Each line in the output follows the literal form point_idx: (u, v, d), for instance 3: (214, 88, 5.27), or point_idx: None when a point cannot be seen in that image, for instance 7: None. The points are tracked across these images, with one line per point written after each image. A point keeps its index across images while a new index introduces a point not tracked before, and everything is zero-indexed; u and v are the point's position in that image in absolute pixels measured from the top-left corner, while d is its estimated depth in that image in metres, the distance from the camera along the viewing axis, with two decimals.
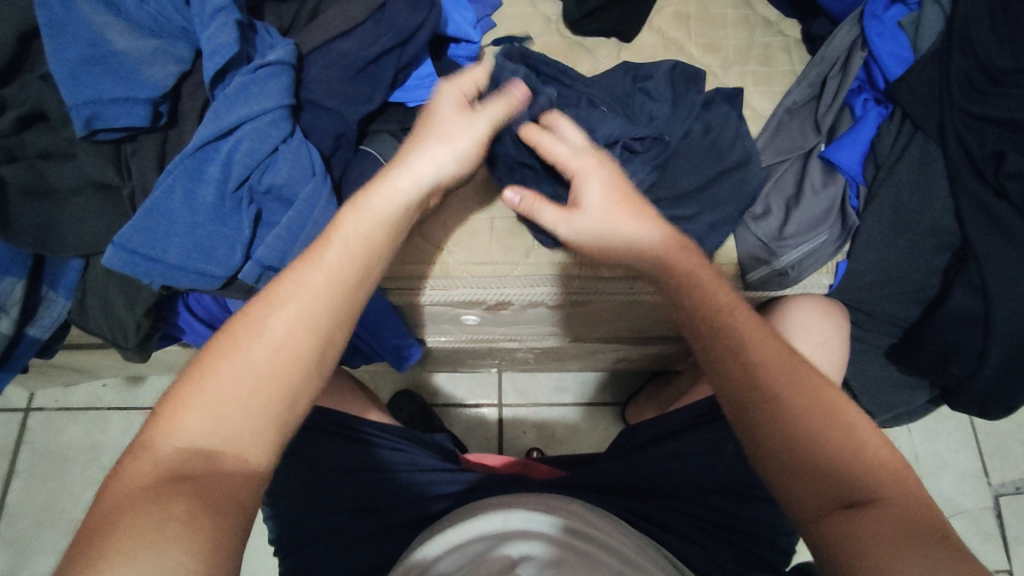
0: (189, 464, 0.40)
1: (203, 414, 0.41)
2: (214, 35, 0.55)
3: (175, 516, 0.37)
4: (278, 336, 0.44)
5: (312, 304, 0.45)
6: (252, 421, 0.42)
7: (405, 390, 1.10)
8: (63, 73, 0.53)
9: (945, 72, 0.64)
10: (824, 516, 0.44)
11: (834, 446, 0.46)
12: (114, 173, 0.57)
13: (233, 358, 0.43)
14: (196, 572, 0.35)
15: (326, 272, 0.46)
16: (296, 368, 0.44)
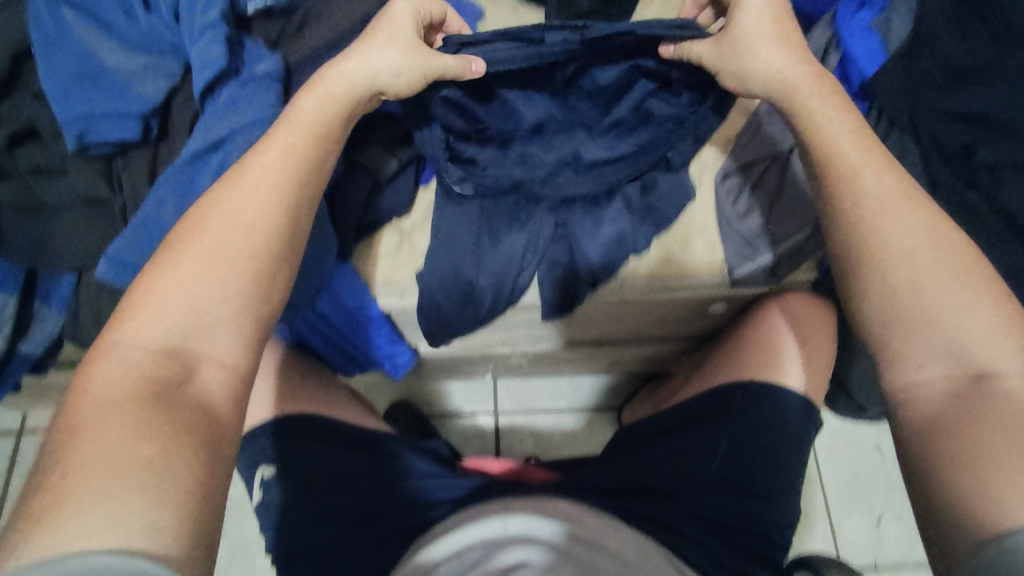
0: (157, 369, 0.40)
1: (160, 318, 0.42)
2: (203, 49, 0.56)
3: (143, 453, 0.36)
4: (237, 222, 0.46)
5: (261, 194, 0.47)
6: (214, 319, 0.43)
7: (401, 401, 1.10)
8: (56, 90, 0.54)
9: (917, 68, 0.66)
10: (922, 386, 0.44)
11: (963, 315, 0.44)
12: (106, 187, 0.58)
13: (189, 255, 0.44)
14: (161, 508, 0.35)
15: (260, 182, 0.48)
16: (257, 262, 0.45)
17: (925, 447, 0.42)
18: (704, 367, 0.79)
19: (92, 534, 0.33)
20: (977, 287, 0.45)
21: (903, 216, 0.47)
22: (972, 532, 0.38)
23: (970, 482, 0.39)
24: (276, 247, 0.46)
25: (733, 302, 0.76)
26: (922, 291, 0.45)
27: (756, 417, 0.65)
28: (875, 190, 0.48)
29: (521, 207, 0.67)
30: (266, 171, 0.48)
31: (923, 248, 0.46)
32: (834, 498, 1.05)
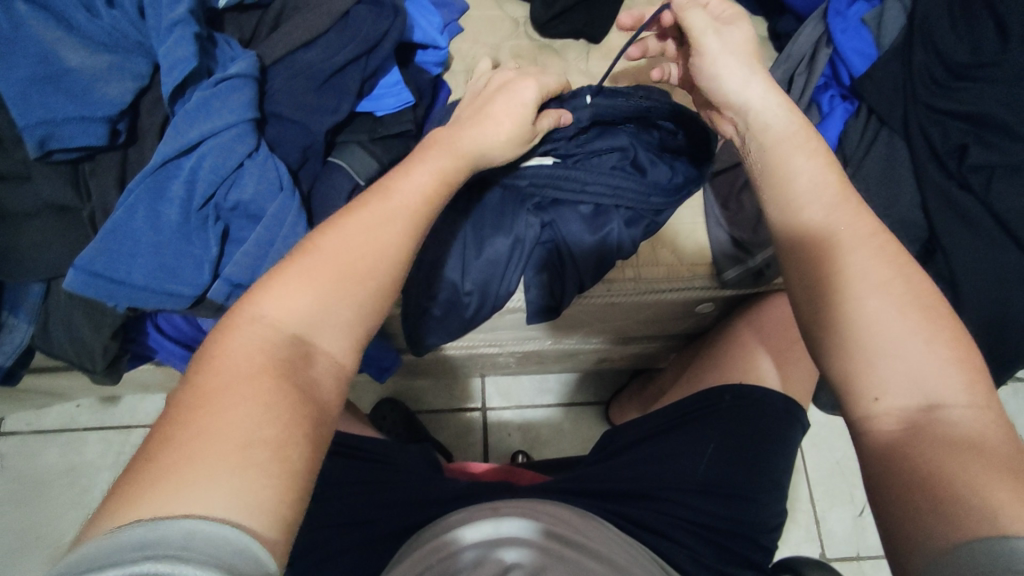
0: (283, 350, 0.37)
1: (301, 294, 0.39)
2: (171, 49, 0.53)
3: (265, 433, 0.33)
4: (377, 223, 0.42)
5: (411, 202, 0.45)
6: (341, 315, 0.40)
7: (387, 398, 1.09)
8: (13, 93, 0.51)
9: (908, 68, 0.65)
10: (878, 419, 0.40)
11: (923, 346, 0.40)
12: (73, 194, 0.56)
13: (341, 237, 0.41)
14: (276, 498, 0.32)
15: (418, 189, 0.46)
16: (391, 266, 0.42)
17: (884, 475, 0.39)
18: (693, 367, 0.78)
19: (203, 506, 0.30)
20: (936, 316, 0.41)
21: (857, 226, 0.45)
22: (933, 545, 0.35)
23: (938, 499, 0.36)
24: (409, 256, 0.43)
25: (720, 302, 0.75)
26: (881, 318, 0.42)
27: (745, 418, 0.65)
28: (834, 203, 0.46)
29: (505, 207, 0.65)
30: (423, 189, 0.46)
31: (874, 274, 0.43)
32: (818, 489, 1.06)
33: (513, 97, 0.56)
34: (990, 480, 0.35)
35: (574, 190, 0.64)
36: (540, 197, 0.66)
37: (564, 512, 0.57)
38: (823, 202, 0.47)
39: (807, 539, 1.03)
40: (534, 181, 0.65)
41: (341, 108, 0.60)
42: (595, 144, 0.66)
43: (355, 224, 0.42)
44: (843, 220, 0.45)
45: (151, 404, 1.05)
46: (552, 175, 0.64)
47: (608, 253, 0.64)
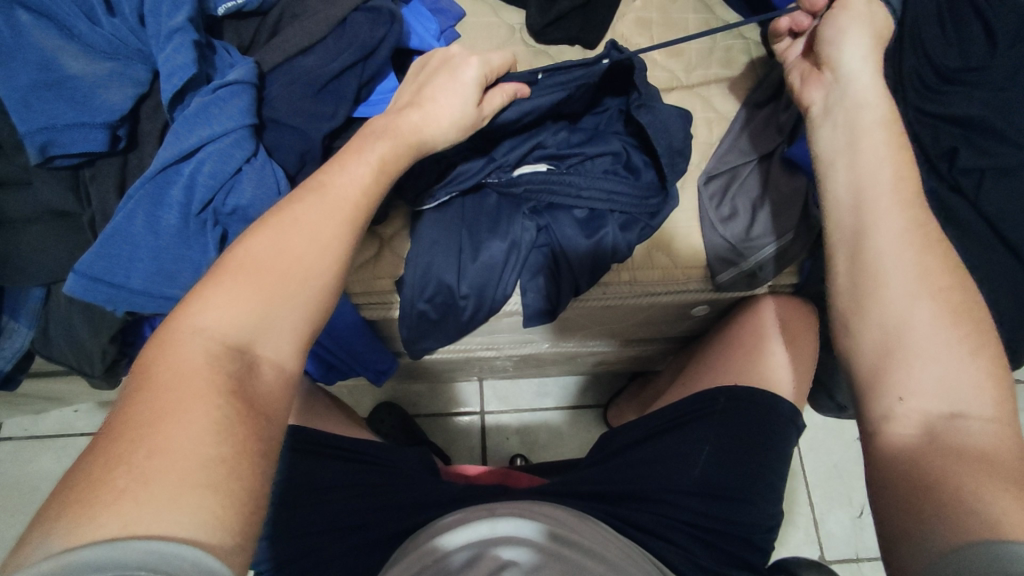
0: (227, 364, 0.39)
1: (240, 308, 0.41)
2: (171, 56, 0.54)
3: (215, 448, 0.36)
4: (312, 228, 0.45)
5: (344, 211, 0.47)
6: (281, 324, 0.42)
7: (386, 402, 1.09)
8: (15, 100, 0.52)
9: (899, 72, 0.66)
10: (899, 419, 0.45)
11: (957, 359, 0.45)
12: (73, 200, 0.56)
13: (275, 243, 0.44)
14: (229, 510, 0.35)
15: (350, 189, 0.48)
16: (324, 272, 0.45)
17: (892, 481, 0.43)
18: (688, 369, 0.79)
19: (160, 523, 0.32)
20: (976, 333, 0.45)
21: (900, 237, 0.49)
22: (928, 544, 0.39)
23: (941, 500, 0.39)
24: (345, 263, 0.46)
25: (717, 304, 0.75)
26: (921, 324, 0.46)
27: (737, 420, 0.65)
28: (883, 210, 0.50)
29: (500, 212, 0.66)
30: (358, 197, 0.48)
31: (927, 282, 0.47)
32: (817, 491, 1.06)
33: (455, 76, 0.57)
34: (989, 489, 0.39)
35: (568, 195, 0.65)
36: (534, 201, 0.66)
37: (558, 512, 0.58)
38: (881, 206, 0.50)
39: (806, 542, 1.03)
40: (528, 189, 0.66)
41: (337, 113, 0.61)
42: (587, 151, 0.67)
43: (292, 236, 0.44)
44: (891, 224, 0.49)
45: None
46: (547, 178, 0.65)
47: (605, 256, 0.64)
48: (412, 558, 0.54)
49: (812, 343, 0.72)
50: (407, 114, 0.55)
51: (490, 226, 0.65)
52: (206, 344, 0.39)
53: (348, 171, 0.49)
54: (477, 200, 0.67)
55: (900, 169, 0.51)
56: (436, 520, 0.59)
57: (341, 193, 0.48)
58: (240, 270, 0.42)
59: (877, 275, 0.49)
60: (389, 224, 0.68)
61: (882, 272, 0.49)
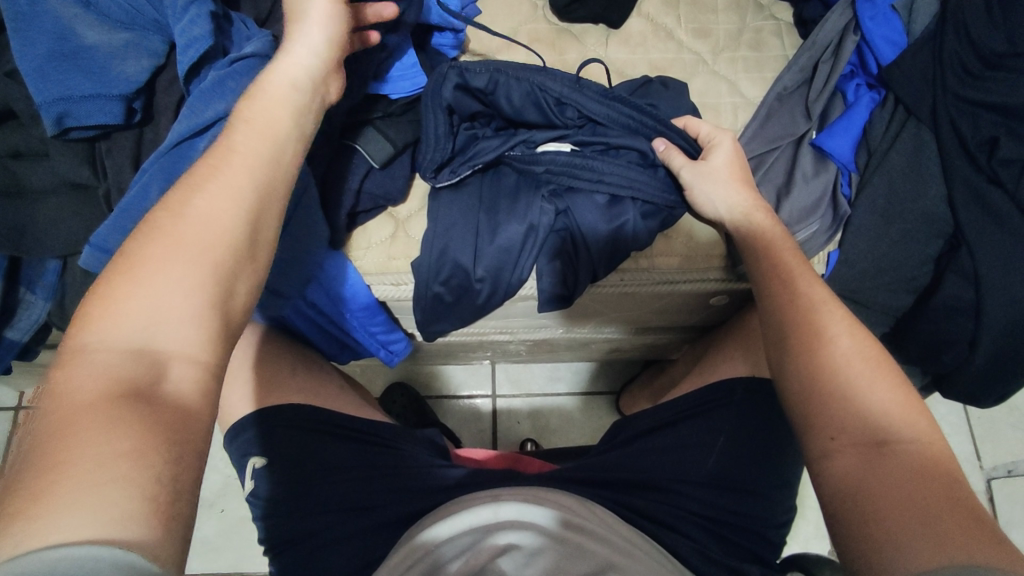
0: (122, 369, 0.35)
1: (130, 311, 0.36)
2: (187, 27, 0.53)
3: (120, 449, 0.31)
4: (208, 214, 0.40)
5: (238, 185, 0.42)
6: (182, 317, 0.37)
7: (398, 383, 1.09)
8: (31, 70, 0.52)
9: (938, 57, 0.63)
10: (835, 456, 0.44)
11: (869, 390, 0.45)
12: (89, 172, 0.56)
13: (167, 239, 0.39)
14: (148, 505, 0.31)
15: (241, 163, 0.43)
16: (220, 253, 0.40)
17: (846, 508, 0.41)
18: (705, 359, 0.77)
19: (66, 533, 0.28)
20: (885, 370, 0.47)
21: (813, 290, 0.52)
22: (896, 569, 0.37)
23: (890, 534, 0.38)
24: (246, 239, 0.41)
25: (736, 295, 0.74)
26: (834, 364, 0.47)
27: (753, 412, 0.64)
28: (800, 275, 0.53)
29: (519, 193, 0.64)
30: (252, 168, 0.43)
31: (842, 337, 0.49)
32: None
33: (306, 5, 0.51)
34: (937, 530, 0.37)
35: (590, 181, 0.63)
36: (554, 183, 0.64)
37: (565, 496, 0.57)
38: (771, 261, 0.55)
39: (816, 536, 1.02)
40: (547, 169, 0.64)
41: None
42: (608, 136, 0.65)
43: (178, 225, 0.39)
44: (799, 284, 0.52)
45: None
46: (567, 159, 0.64)
47: (624, 243, 0.63)
48: (419, 541, 0.54)
49: None
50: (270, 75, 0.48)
51: (504, 210, 0.64)
52: (86, 359, 0.34)
53: (235, 143, 0.44)
54: (495, 184, 0.66)
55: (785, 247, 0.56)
56: (450, 500, 0.59)
57: (231, 169, 0.43)
58: (121, 274, 0.37)
59: (794, 315, 0.51)
60: (404, 204, 0.67)
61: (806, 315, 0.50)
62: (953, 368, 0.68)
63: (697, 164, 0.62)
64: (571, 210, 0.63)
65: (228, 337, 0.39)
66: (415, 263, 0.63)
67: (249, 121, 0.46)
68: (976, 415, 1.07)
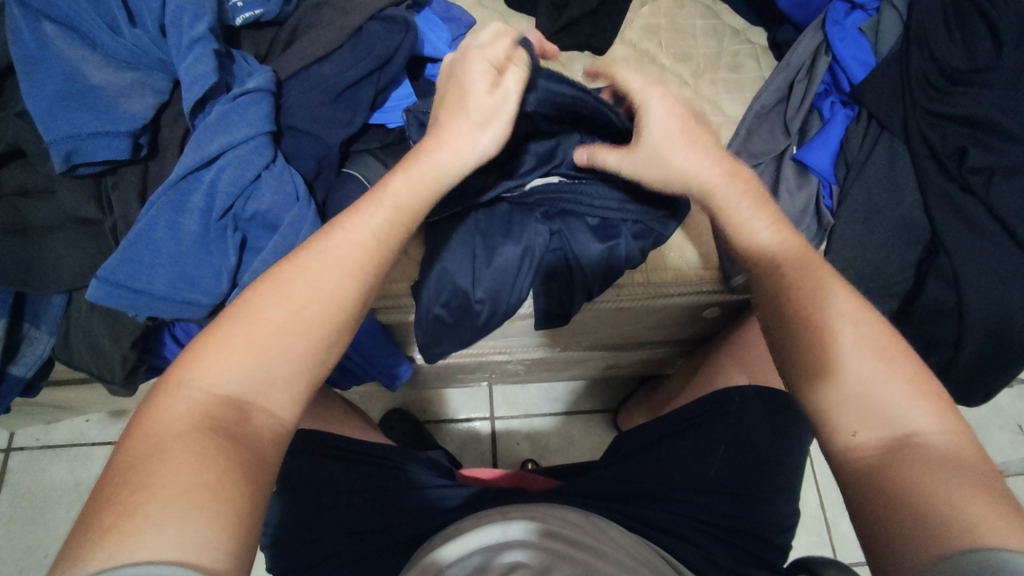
0: (219, 408, 0.38)
1: (233, 355, 0.40)
2: (192, 65, 0.55)
3: (205, 479, 0.35)
4: (318, 280, 0.43)
5: (349, 255, 0.45)
6: (275, 370, 0.41)
7: (397, 409, 1.10)
8: (40, 110, 0.53)
9: (906, 74, 0.67)
10: (858, 448, 0.44)
11: (891, 385, 0.45)
12: (96, 207, 0.57)
13: (277, 297, 0.42)
14: (219, 536, 0.34)
15: (358, 242, 0.46)
16: (322, 322, 0.43)
17: (866, 501, 0.42)
18: (702, 370, 0.79)
19: (150, 552, 0.31)
20: (898, 360, 0.46)
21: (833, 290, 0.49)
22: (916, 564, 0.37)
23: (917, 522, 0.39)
24: (353, 308, 0.45)
25: (728, 306, 0.76)
26: (843, 362, 0.46)
27: (752, 420, 0.65)
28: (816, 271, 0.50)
29: (514, 217, 0.66)
30: (363, 240, 0.46)
31: (857, 329, 0.47)
32: (828, 494, 1.06)
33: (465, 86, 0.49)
34: (966, 510, 0.38)
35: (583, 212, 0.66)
36: (548, 206, 0.66)
37: (570, 513, 0.58)
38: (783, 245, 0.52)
39: (818, 543, 1.03)
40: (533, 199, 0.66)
41: (354, 120, 0.62)
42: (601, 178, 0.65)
43: (291, 286, 0.43)
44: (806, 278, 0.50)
45: None
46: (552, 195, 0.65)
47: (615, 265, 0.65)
48: (421, 565, 0.54)
49: None
50: (418, 150, 0.50)
51: (499, 234, 0.65)
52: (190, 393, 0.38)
53: (358, 216, 0.47)
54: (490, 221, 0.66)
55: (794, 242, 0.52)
56: (450, 525, 0.60)
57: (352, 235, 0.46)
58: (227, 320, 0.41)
59: (800, 305, 0.49)
60: None
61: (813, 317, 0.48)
62: (940, 369, 0.70)
63: (630, 151, 0.55)
64: (563, 240, 0.65)
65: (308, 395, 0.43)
66: (416, 287, 0.65)
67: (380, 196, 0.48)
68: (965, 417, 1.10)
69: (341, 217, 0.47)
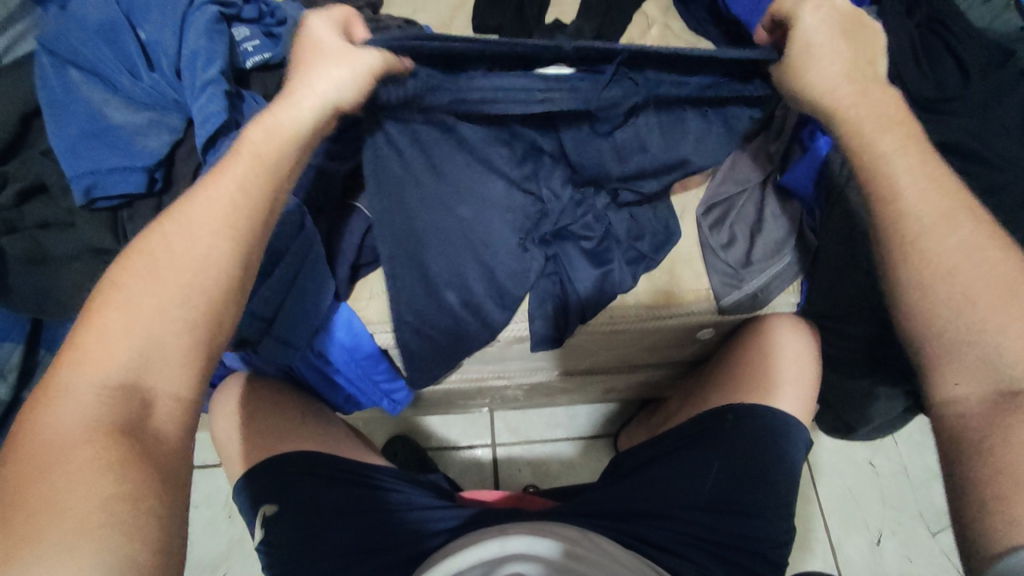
0: (112, 405, 0.41)
1: (113, 345, 0.42)
2: (204, 105, 0.59)
3: (112, 490, 0.38)
4: (191, 252, 0.46)
5: (215, 223, 0.47)
6: (141, 363, 0.43)
7: (399, 436, 1.11)
8: (64, 148, 0.57)
9: None
10: (958, 401, 0.49)
11: (1011, 328, 0.48)
12: (111, 237, 0.60)
13: (152, 275, 0.45)
14: (131, 539, 0.37)
15: (229, 206, 0.48)
16: (204, 292, 0.45)
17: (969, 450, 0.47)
18: (702, 395, 0.80)
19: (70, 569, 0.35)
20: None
21: (953, 231, 0.51)
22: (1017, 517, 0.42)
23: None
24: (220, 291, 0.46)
25: (723, 329, 0.79)
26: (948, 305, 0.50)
27: (744, 437, 0.66)
28: (934, 208, 0.52)
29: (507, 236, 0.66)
30: (232, 208, 0.48)
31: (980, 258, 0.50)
32: (833, 518, 1.06)
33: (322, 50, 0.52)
34: None
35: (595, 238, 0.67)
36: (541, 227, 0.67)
37: (567, 529, 0.59)
38: (913, 182, 0.52)
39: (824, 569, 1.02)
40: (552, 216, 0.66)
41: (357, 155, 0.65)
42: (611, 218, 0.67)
43: (163, 265, 0.45)
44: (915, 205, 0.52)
45: None
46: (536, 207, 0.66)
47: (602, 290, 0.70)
48: None
49: (813, 363, 0.75)
50: (280, 103, 0.51)
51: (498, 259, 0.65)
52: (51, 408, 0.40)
53: (228, 178, 0.49)
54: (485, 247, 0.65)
55: (922, 179, 0.52)
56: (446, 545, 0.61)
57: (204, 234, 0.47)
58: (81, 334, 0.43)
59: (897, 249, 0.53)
60: None
61: (919, 270, 0.51)
62: None
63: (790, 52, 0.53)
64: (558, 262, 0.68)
65: (208, 369, 0.46)
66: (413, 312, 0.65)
67: (247, 153, 0.50)
68: None
69: (206, 179, 0.49)
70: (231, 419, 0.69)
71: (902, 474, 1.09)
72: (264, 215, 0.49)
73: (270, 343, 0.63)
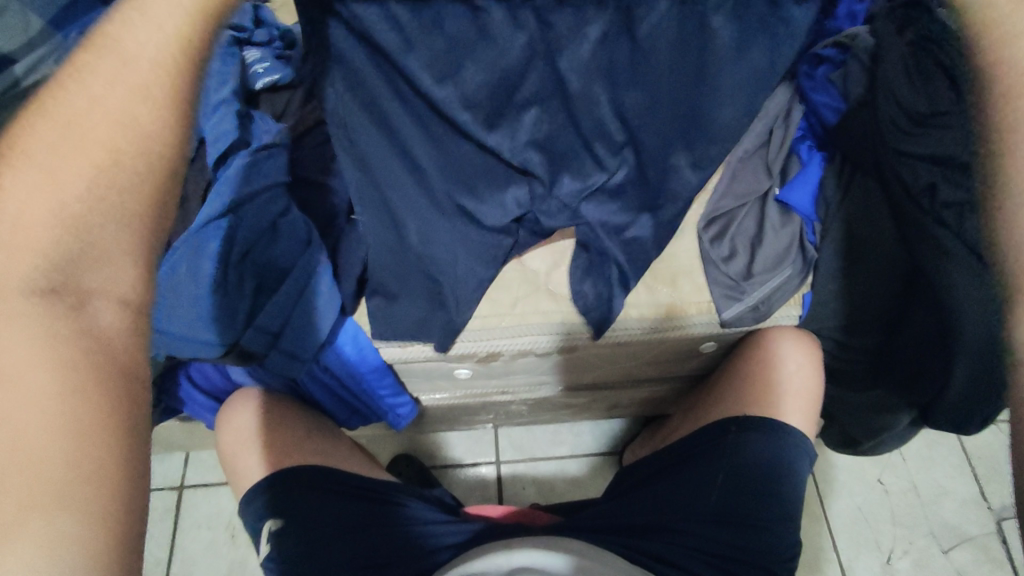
0: (28, 332, 0.33)
1: (11, 241, 0.33)
2: (217, 124, 0.62)
3: (61, 454, 0.32)
4: (98, 119, 0.34)
5: (126, 82, 0.35)
6: (67, 266, 0.34)
7: (403, 454, 1.10)
8: None
9: None
10: None
11: None
12: None
13: (48, 147, 0.34)
14: (87, 512, 0.32)
15: (144, 66, 0.35)
16: (120, 167, 0.35)
17: None
18: (709, 416, 0.80)
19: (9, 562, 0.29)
20: None
21: None
22: None
23: None
24: (162, 150, 0.36)
25: (723, 342, 0.79)
26: None
27: (749, 450, 0.65)
28: None
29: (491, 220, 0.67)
30: (150, 63, 0.35)
31: None
32: (842, 536, 1.05)
33: None
34: None
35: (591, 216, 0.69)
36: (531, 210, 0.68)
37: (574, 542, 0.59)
38: None
39: None
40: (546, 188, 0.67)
41: None
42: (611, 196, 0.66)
43: (66, 137, 0.34)
44: None
45: (169, 465, 1.09)
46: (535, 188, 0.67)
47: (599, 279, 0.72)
48: None
49: (812, 375, 0.76)
50: None
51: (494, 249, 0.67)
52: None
53: (132, 23, 0.35)
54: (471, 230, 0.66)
55: None
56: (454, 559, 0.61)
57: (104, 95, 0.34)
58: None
59: None
60: None
61: None
62: (932, 398, 0.71)
63: None
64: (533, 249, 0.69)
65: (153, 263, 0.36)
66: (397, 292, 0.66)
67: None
68: (975, 454, 1.09)
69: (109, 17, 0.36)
70: (238, 433, 0.69)
71: (912, 491, 1.08)
72: (201, 83, 0.38)
73: (275, 356, 0.65)
